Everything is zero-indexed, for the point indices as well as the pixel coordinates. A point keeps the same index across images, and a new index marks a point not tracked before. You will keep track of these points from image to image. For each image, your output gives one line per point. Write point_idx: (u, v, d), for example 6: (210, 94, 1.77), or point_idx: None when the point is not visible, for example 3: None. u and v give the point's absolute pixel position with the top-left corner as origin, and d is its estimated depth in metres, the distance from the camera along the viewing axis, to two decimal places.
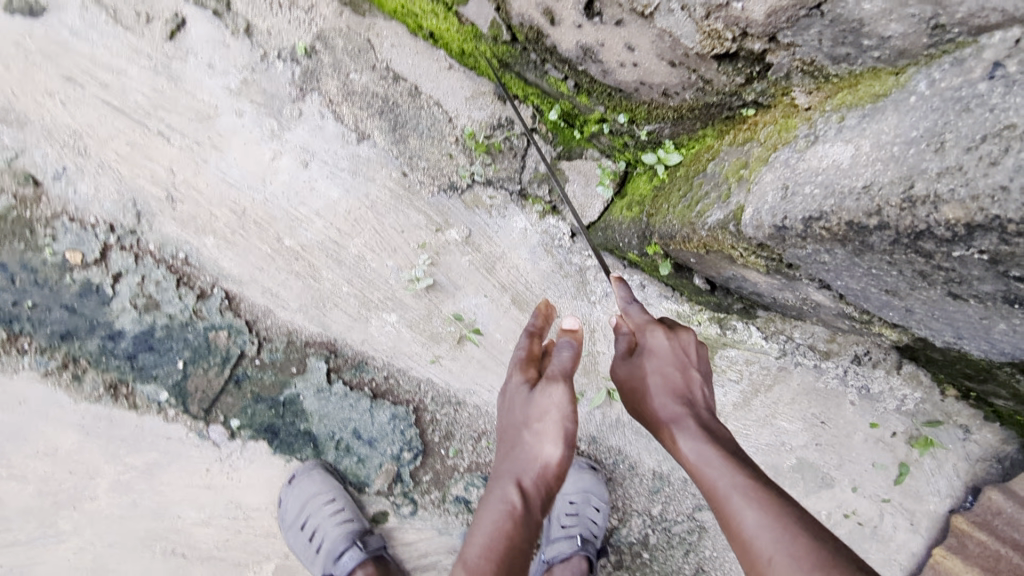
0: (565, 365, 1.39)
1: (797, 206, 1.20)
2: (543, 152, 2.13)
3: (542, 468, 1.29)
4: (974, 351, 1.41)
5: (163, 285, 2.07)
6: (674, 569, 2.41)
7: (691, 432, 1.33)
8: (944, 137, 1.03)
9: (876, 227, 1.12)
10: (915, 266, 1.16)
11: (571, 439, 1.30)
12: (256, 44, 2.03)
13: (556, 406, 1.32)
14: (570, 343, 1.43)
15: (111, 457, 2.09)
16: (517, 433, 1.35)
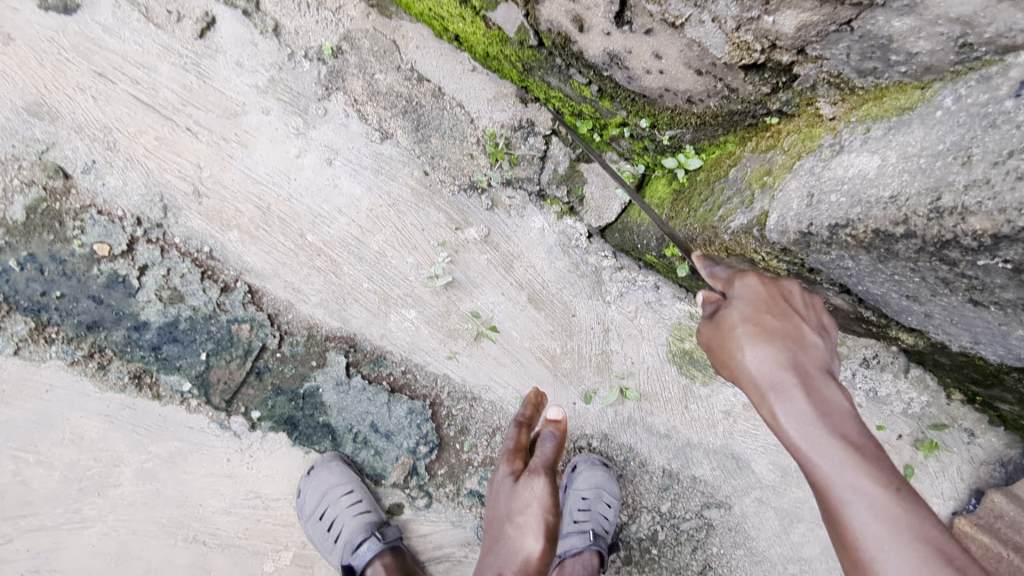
0: (546, 457, 1.85)
1: (824, 212, 1.26)
2: (562, 153, 2.17)
3: (524, 560, 1.66)
4: (990, 356, 1.44)
5: (188, 278, 2.11)
6: (681, 565, 2.46)
7: (791, 403, 1.22)
8: (971, 151, 1.09)
9: (903, 236, 1.18)
10: (938, 273, 1.22)
11: (547, 531, 1.69)
12: (284, 43, 2.07)
13: (535, 500, 1.73)
14: (552, 435, 1.90)
15: (136, 446, 2.13)
16: (502, 525, 1.75)
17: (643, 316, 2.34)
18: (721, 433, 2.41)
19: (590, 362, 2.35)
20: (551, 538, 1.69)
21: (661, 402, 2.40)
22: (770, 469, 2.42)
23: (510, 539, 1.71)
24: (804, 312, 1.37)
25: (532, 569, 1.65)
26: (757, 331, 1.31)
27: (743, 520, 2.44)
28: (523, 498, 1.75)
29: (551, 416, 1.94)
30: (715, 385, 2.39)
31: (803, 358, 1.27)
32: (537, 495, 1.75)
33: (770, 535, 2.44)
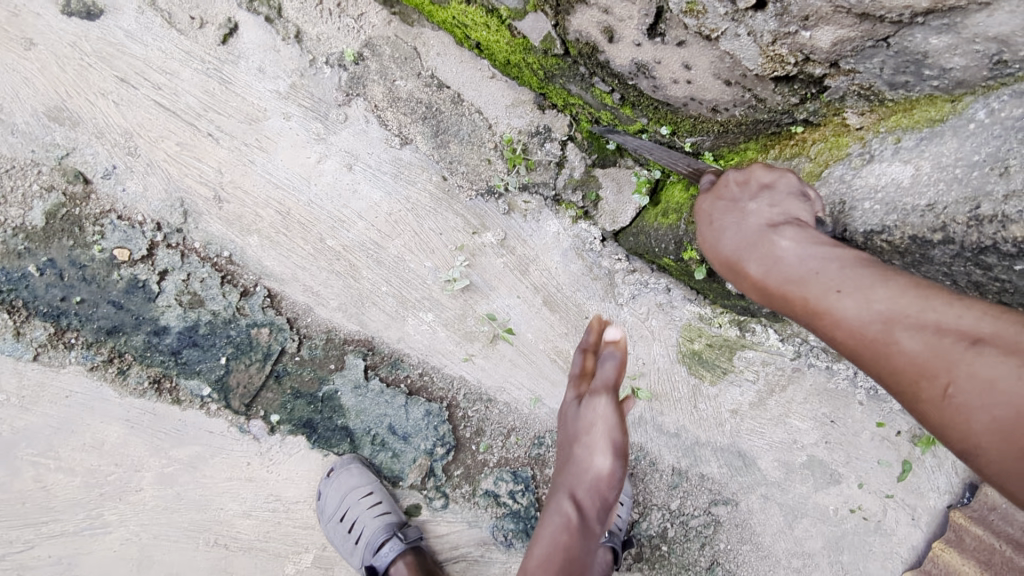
0: (608, 377, 1.44)
1: (859, 219, 1.41)
2: (578, 159, 2.22)
3: (595, 478, 1.39)
4: None
5: (208, 283, 2.13)
6: (690, 562, 2.52)
7: (751, 267, 1.26)
8: (1008, 162, 1.26)
9: (941, 241, 1.34)
10: (972, 277, 1.37)
11: (618, 450, 1.39)
12: (306, 50, 2.09)
13: (601, 418, 1.40)
14: (614, 354, 1.45)
15: (156, 451, 2.13)
16: (569, 448, 1.44)
17: (655, 318, 2.43)
18: (728, 431, 2.49)
19: None
20: (625, 455, 1.40)
21: (670, 402, 2.48)
22: (775, 466, 2.49)
23: (577, 459, 1.41)
24: (753, 183, 1.38)
25: (605, 485, 1.38)
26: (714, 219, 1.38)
27: (750, 516, 2.51)
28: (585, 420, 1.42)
29: (609, 334, 1.47)
30: (723, 385, 2.47)
31: (748, 227, 1.30)
32: (601, 416, 1.41)
33: (775, 530, 2.51)
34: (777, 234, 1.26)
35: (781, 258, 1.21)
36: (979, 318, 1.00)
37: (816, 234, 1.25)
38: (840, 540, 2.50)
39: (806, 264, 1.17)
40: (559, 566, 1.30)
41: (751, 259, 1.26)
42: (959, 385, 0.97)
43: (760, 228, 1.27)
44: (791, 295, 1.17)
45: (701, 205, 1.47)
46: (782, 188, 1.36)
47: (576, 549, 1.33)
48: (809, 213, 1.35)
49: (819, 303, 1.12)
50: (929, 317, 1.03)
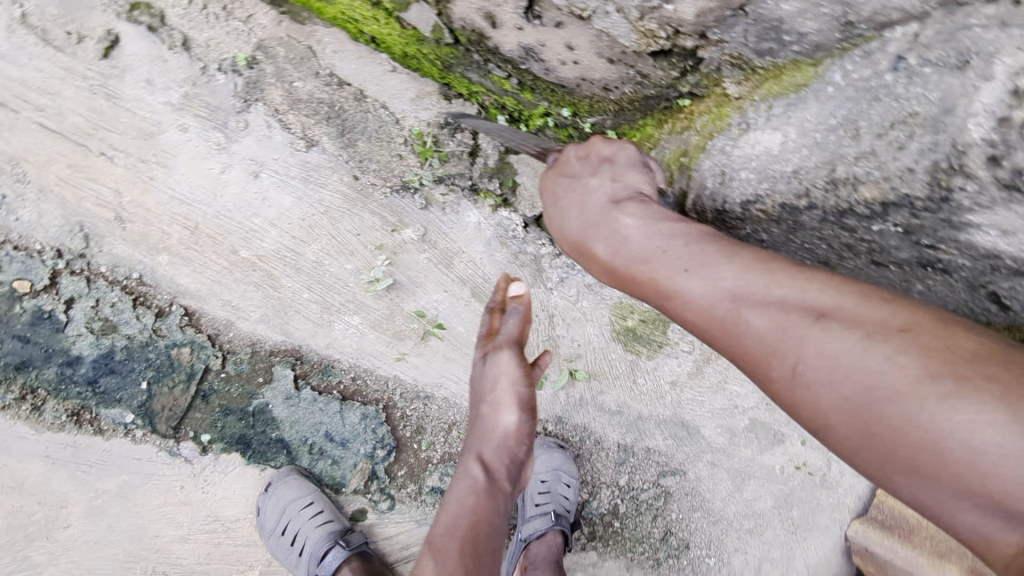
0: (512, 333, 1.59)
1: (735, 189, 1.48)
2: (491, 148, 2.21)
3: (503, 434, 1.53)
4: None
5: (119, 307, 2.07)
6: (644, 535, 2.56)
7: (604, 245, 1.37)
8: (859, 124, 1.30)
9: (805, 208, 1.40)
10: (841, 239, 1.44)
11: (522, 403, 1.54)
12: (195, 57, 2.01)
13: (503, 374, 1.53)
14: (516, 310, 1.61)
15: (81, 485, 2.07)
16: (478, 404, 1.59)
17: (585, 299, 2.42)
18: (670, 403, 2.50)
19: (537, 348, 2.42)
20: (528, 409, 1.55)
21: (609, 379, 2.48)
22: (720, 432, 2.52)
23: (485, 419, 1.54)
24: (608, 157, 1.49)
25: (512, 439, 1.54)
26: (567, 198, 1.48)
27: (698, 484, 2.55)
28: (491, 375, 1.55)
29: (512, 291, 1.62)
30: (660, 358, 2.48)
31: (597, 208, 1.41)
32: (505, 369, 1.54)
33: (724, 495, 2.56)
34: (620, 212, 1.37)
35: (628, 238, 1.33)
36: (815, 291, 1.11)
37: (659, 209, 1.36)
38: (789, 497, 2.56)
39: (648, 244, 1.30)
40: (467, 529, 1.41)
41: (599, 240, 1.38)
42: (806, 363, 1.06)
43: (604, 206, 1.39)
44: (640, 275, 1.30)
45: (545, 183, 1.57)
46: (621, 160, 1.47)
47: (484, 510, 1.45)
48: (649, 183, 1.47)
49: (668, 283, 1.24)
50: (772, 294, 1.14)
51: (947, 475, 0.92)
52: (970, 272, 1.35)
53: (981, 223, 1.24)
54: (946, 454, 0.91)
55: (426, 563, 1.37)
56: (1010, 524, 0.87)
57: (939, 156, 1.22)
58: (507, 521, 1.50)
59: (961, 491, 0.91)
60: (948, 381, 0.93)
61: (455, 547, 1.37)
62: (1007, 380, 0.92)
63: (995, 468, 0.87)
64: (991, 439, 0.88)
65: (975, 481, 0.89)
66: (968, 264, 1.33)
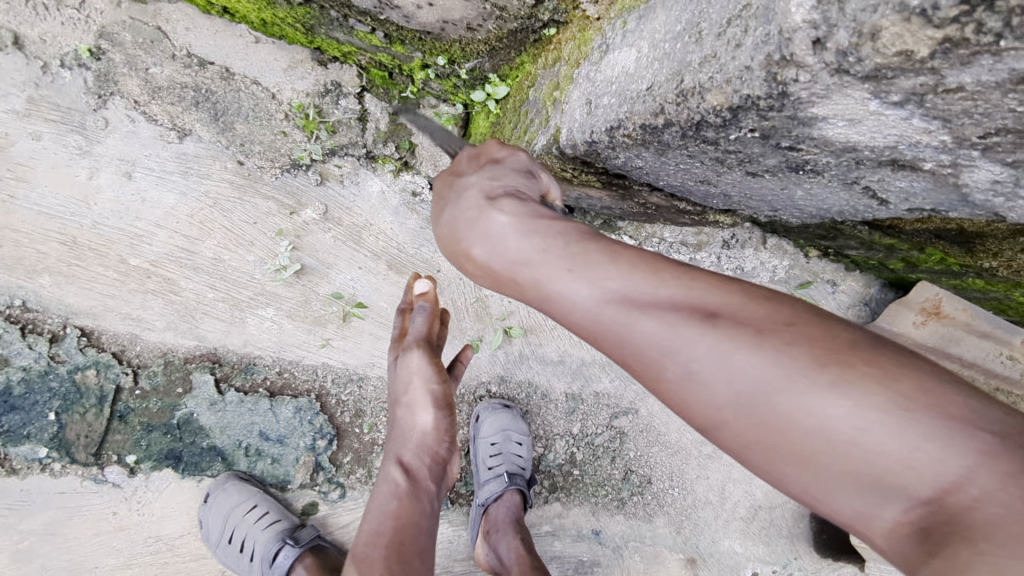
0: (420, 331, 1.48)
1: (601, 117, 1.30)
2: (378, 109, 2.09)
3: (421, 435, 1.45)
4: (790, 219, 1.65)
5: (6, 338, 1.92)
6: (606, 478, 2.53)
7: (482, 245, 1.13)
8: (700, 26, 1.08)
9: (664, 126, 1.19)
10: (710, 155, 1.26)
11: (438, 402, 1.44)
12: (32, 56, 1.85)
13: (414, 374, 1.43)
14: (423, 306, 1.51)
15: (5, 529, 1.97)
16: (393, 408, 1.50)
17: None
18: None
19: (467, 312, 2.33)
20: (446, 406, 1.45)
21: (546, 331, 2.43)
22: None
23: (400, 419, 1.46)
24: (491, 157, 1.29)
25: (430, 440, 1.45)
26: (442, 199, 1.26)
27: (652, 420, 2.55)
28: (401, 377, 1.45)
29: (418, 290, 1.52)
30: None
31: (474, 205, 1.17)
32: (417, 369, 1.43)
33: (678, 426, 2.58)
34: (496, 209, 1.14)
35: (502, 238, 1.11)
36: (700, 289, 0.99)
37: (538, 207, 1.15)
38: None
39: (529, 237, 1.09)
40: (390, 536, 1.33)
41: (480, 242, 1.13)
42: (698, 361, 0.94)
43: (479, 204, 1.15)
44: (521, 279, 1.10)
45: (434, 188, 1.35)
46: (508, 163, 1.26)
47: (409, 514, 1.37)
48: (535, 189, 1.26)
49: (551, 287, 1.06)
50: (655, 293, 1.01)
51: (832, 464, 0.87)
52: (839, 170, 1.20)
53: (827, 115, 1.01)
54: (831, 443, 0.86)
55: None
56: (890, 500, 0.85)
57: (771, 49, 0.95)
58: (433, 523, 1.42)
59: (848, 479, 0.87)
60: (834, 369, 0.88)
61: (378, 554, 1.30)
62: (880, 364, 0.88)
63: (880, 449, 0.84)
64: (877, 423, 0.84)
65: (854, 468, 0.86)
66: (834, 162, 1.18)
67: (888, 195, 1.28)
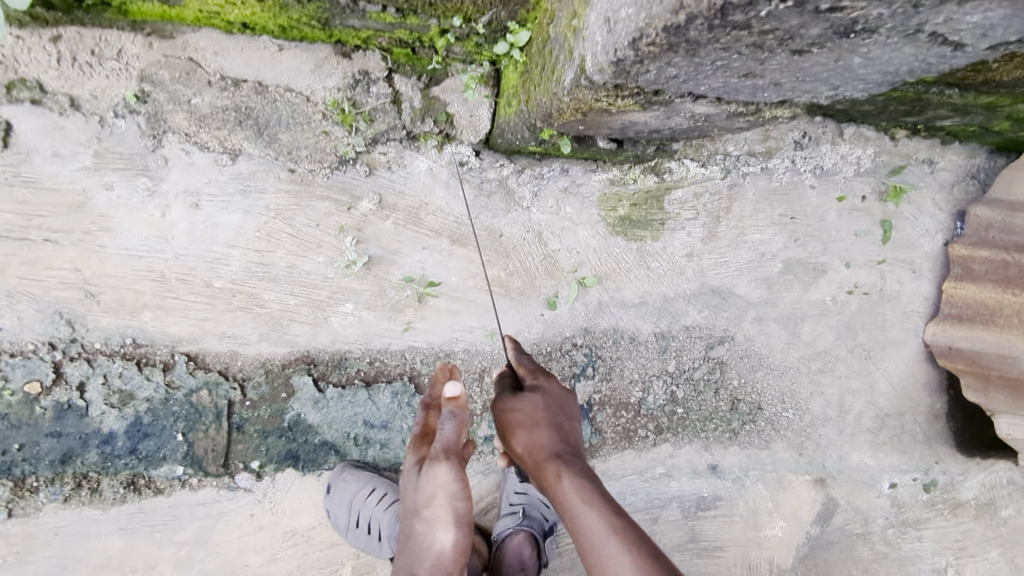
0: (447, 438, 1.39)
1: (622, 32, 1.20)
2: (409, 88, 2.06)
3: (438, 555, 1.37)
4: (856, 92, 1.52)
5: (127, 374, 2.09)
6: (713, 411, 2.46)
7: (538, 436, 1.43)
8: None
9: (687, 22, 1.11)
10: (745, 42, 1.18)
11: (460, 520, 1.37)
12: (90, 113, 1.98)
13: (439, 489, 1.35)
14: (451, 412, 1.41)
15: (163, 543, 2.15)
16: (410, 522, 1.42)
17: (567, 204, 2.30)
18: (693, 275, 2.41)
19: (538, 270, 2.31)
20: (466, 524, 1.38)
21: (622, 275, 2.37)
22: (754, 286, 2.43)
23: (419, 538, 1.39)
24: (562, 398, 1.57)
25: (448, 563, 1.37)
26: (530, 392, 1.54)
27: (750, 344, 2.45)
28: (424, 491, 1.37)
29: (448, 394, 1.41)
30: (666, 236, 2.38)
31: (547, 412, 1.48)
32: (440, 484, 1.35)
33: (780, 346, 2.46)
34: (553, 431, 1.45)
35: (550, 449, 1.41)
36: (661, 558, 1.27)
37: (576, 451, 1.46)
38: (851, 324, 2.48)
39: (601, 495, 1.35)
40: None
41: (564, 475, 1.36)
42: None
43: (548, 420, 1.46)
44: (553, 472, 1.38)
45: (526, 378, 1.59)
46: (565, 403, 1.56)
47: None
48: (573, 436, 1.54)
49: (571, 491, 1.35)
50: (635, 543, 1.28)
51: None
52: (896, 21, 1.09)
53: None
54: None
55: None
56: None
57: None
58: None
59: None
60: None
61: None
62: None
63: None
64: None
65: None
66: (887, 12, 1.06)
67: (962, 36, 1.17)
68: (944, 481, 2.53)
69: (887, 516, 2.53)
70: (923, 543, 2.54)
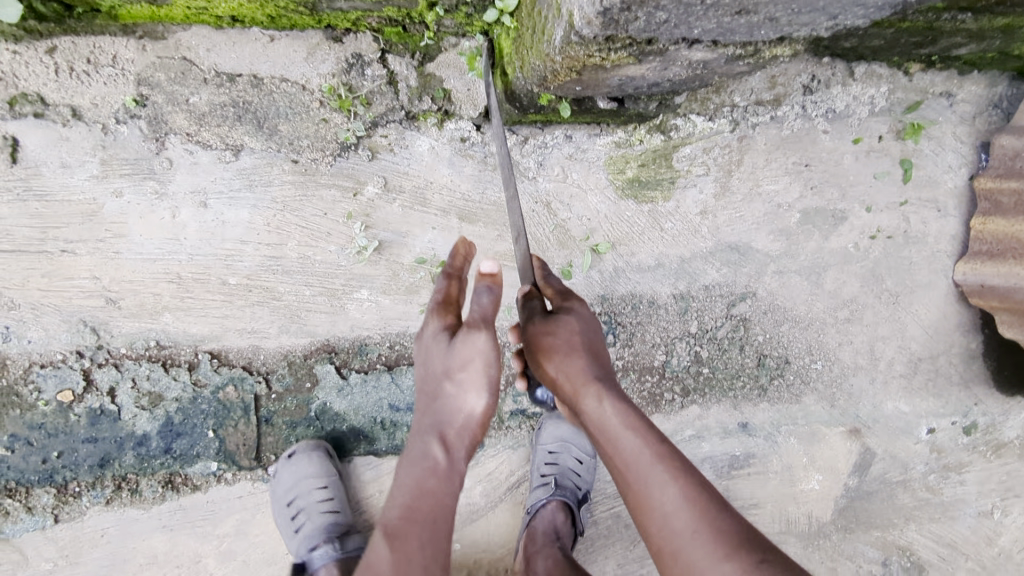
0: (485, 308, 1.40)
1: None
2: (404, 67, 2.04)
3: (468, 417, 1.39)
4: (856, 20, 1.48)
5: (154, 376, 2.13)
6: (739, 369, 2.42)
7: (574, 362, 1.45)
8: None
9: None
10: None
11: (493, 386, 1.38)
12: (92, 122, 2.00)
13: (479, 354, 1.36)
14: (490, 287, 1.40)
15: (205, 537, 2.20)
16: (438, 382, 1.41)
17: (574, 171, 2.28)
18: (709, 233, 2.36)
19: (550, 241, 2.29)
20: (498, 391, 1.40)
21: (635, 239, 2.34)
22: (773, 239, 2.38)
23: (449, 398, 1.39)
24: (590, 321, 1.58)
25: (476, 424, 1.40)
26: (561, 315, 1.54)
27: (773, 298, 2.40)
28: (462, 355, 1.37)
29: (483, 270, 1.40)
30: (677, 195, 2.33)
31: (581, 336, 1.49)
32: (480, 350, 1.37)
33: (804, 297, 2.41)
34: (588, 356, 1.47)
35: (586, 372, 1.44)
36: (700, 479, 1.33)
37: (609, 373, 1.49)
38: (876, 269, 2.41)
39: (640, 419, 1.39)
40: (427, 516, 1.30)
41: (605, 399, 1.40)
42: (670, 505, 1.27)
43: (583, 345, 1.48)
44: (590, 397, 1.41)
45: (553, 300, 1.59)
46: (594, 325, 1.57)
47: (445, 493, 1.34)
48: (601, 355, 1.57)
49: (608, 413, 1.39)
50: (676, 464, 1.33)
51: None
52: None
53: None
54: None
55: (381, 549, 1.26)
56: None
57: None
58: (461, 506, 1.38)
59: None
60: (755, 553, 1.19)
61: (415, 531, 1.28)
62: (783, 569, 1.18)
63: None
64: None
65: None
66: None
67: None
68: (985, 422, 2.47)
69: (926, 461, 2.47)
70: (967, 487, 2.48)
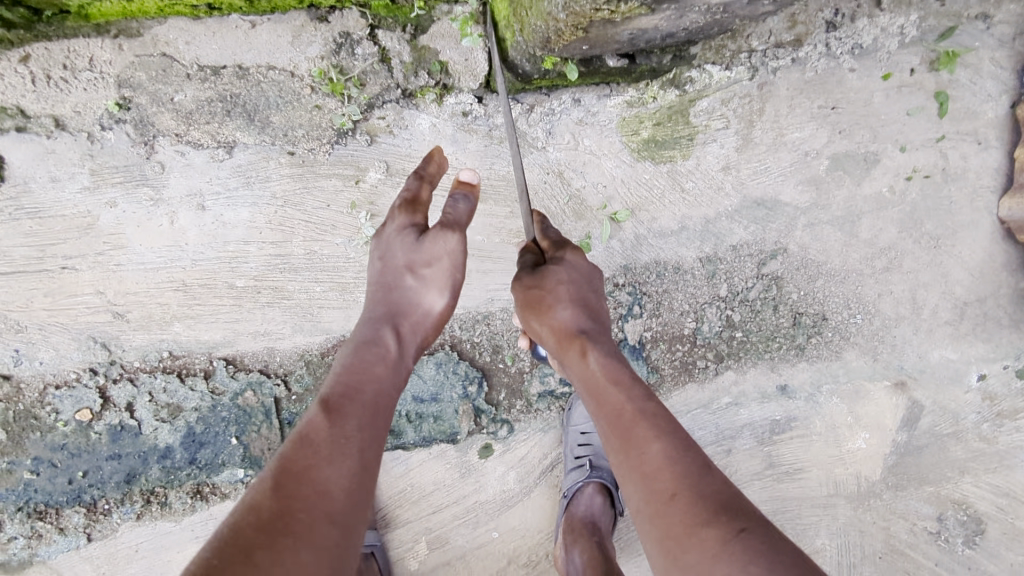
0: (460, 214, 1.52)
1: None
2: (395, 42, 1.92)
3: (425, 312, 1.46)
4: None
5: (171, 387, 2.08)
6: (774, 330, 2.30)
7: (567, 314, 1.42)
8: None
9: None
10: None
11: (455, 288, 1.48)
12: (76, 131, 1.90)
13: (448, 254, 1.46)
14: (467, 197, 1.56)
15: None
16: (398, 275, 1.46)
17: (586, 136, 2.15)
18: (733, 190, 2.22)
19: (565, 213, 2.18)
20: (457, 294, 1.50)
21: (655, 204, 2.21)
22: (801, 190, 2.23)
23: (410, 290, 1.45)
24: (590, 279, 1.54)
25: (432, 321, 1.47)
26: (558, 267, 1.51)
27: (806, 253, 2.26)
28: (432, 251, 1.46)
29: (464, 180, 1.58)
30: (697, 152, 2.19)
31: (577, 288, 1.46)
32: (449, 250, 1.46)
33: (839, 250, 2.27)
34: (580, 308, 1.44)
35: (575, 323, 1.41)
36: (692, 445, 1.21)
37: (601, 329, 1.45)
38: (915, 213, 2.26)
39: (628, 375, 1.33)
40: (369, 405, 1.24)
41: (593, 353, 1.36)
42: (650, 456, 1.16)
43: (577, 298, 1.45)
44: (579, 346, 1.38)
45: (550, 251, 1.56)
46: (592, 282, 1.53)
47: (390, 382, 1.31)
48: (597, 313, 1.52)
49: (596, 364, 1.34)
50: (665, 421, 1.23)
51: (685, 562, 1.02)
52: None
53: None
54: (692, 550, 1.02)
55: (318, 417, 1.17)
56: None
57: None
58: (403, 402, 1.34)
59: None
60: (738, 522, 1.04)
61: (357, 412, 1.21)
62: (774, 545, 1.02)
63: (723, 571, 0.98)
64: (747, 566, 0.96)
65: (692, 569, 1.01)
66: None
67: None
68: None
69: (979, 410, 2.33)
70: None
